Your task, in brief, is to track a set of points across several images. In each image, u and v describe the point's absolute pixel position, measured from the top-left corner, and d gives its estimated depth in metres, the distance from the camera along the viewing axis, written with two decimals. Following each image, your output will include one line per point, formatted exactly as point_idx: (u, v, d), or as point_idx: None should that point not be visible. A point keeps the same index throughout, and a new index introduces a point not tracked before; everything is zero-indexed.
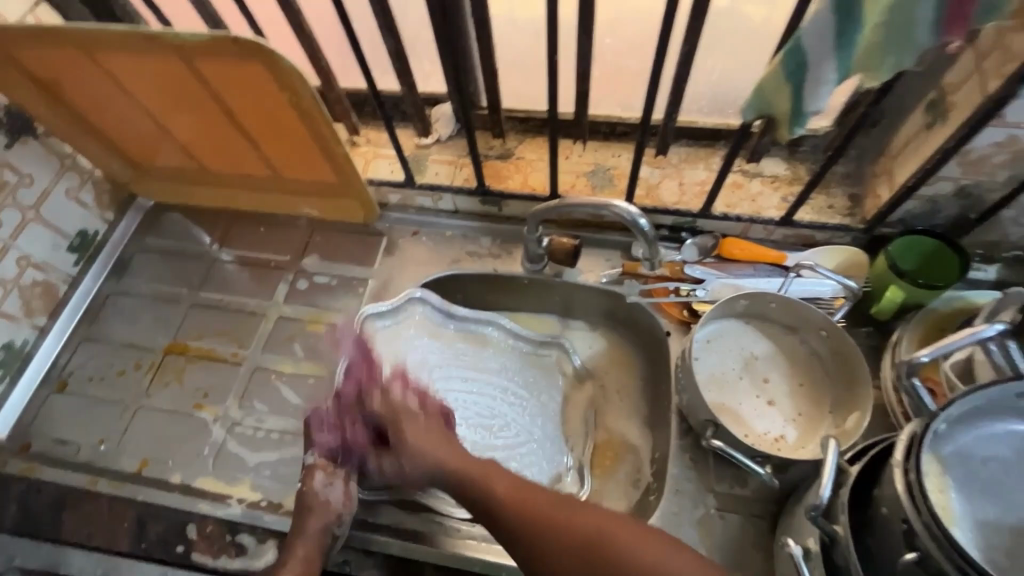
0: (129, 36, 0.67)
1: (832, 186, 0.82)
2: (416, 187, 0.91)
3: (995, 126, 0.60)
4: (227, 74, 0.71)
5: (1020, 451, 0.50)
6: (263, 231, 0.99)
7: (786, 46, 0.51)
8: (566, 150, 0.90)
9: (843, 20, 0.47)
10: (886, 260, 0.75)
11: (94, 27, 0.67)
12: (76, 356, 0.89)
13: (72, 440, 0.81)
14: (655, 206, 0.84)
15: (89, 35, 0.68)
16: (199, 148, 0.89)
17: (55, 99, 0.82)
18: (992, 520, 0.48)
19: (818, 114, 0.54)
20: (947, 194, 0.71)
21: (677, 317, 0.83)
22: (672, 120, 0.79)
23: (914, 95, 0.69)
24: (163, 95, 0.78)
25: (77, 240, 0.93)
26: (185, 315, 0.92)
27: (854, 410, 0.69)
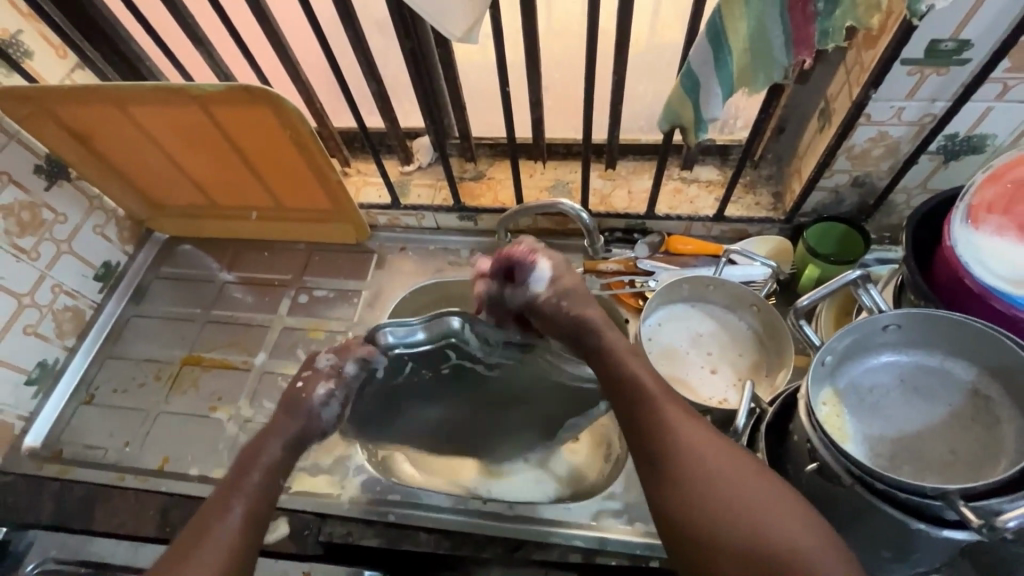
0: (157, 90, 0.81)
1: (757, 186, 0.96)
2: (401, 208, 1.04)
3: (867, 125, 0.74)
4: (238, 117, 0.84)
5: (897, 376, 0.61)
6: (267, 255, 1.11)
7: (682, 71, 0.65)
8: (530, 169, 1.04)
9: (719, 49, 0.61)
10: (804, 245, 0.87)
11: (126, 85, 0.81)
12: (101, 371, 0.99)
13: (100, 445, 0.91)
14: (607, 211, 0.98)
15: (122, 91, 0.82)
16: (211, 184, 1.02)
17: (87, 147, 0.96)
18: (877, 434, 0.59)
19: (715, 122, 0.68)
20: (846, 184, 0.84)
21: (634, 306, 0.95)
22: (615, 137, 0.93)
23: (808, 106, 0.84)
24: (182, 139, 0.92)
25: (102, 270, 1.05)
26: (199, 330, 1.03)
27: (782, 369, 0.81)
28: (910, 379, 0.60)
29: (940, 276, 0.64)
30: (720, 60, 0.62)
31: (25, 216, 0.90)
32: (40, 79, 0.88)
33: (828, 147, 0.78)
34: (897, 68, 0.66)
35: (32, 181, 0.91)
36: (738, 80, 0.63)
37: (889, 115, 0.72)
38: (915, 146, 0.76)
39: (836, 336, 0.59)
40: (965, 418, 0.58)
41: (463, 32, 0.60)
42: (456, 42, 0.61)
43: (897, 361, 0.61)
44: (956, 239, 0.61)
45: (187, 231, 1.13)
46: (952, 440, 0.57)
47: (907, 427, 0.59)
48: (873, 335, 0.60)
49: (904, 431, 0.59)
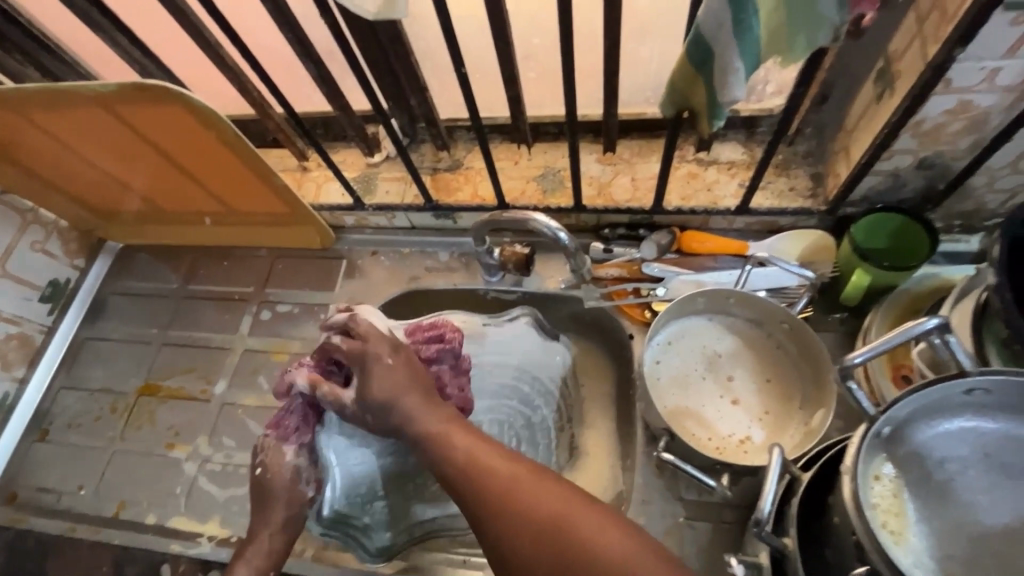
0: (53, 91, 0.67)
1: (792, 167, 0.78)
2: (366, 209, 0.89)
3: (944, 93, 0.55)
4: (154, 119, 0.71)
5: (981, 450, 0.45)
6: (227, 264, 0.99)
7: (689, 38, 0.47)
8: (514, 156, 0.87)
9: (737, 5, 0.43)
10: (851, 244, 0.70)
11: (15, 88, 0.68)
12: (56, 404, 0.92)
13: (54, 488, 0.84)
14: (607, 205, 0.81)
15: (17, 94, 0.69)
16: (151, 190, 0.90)
17: (6, 158, 0.84)
18: (951, 528, 0.44)
19: (735, 106, 0.50)
20: (908, 167, 0.65)
21: (641, 319, 0.80)
22: (613, 116, 0.76)
23: (862, 65, 0.64)
24: (104, 144, 0.79)
25: (49, 290, 0.95)
26: (156, 354, 0.93)
27: (822, 405, 0.66)
28: (997, 452, 0.45)
29: None
30: (741, 22, 0.44)
31: None
32: None
33: (888, 125, 0.59)
34: (995, 17, 0.47)
35: None
36: (766, 48, 0.45)
37: (977, 80, 0.54)
38: (1008, 118, 0.57)
39: (898, 401, 0.44)
40: None
41: (380, 7, 0.44)
42: (373, 20, 0.45)
43: (979, 427, 0.45)
44: None
45: (140, 238, 1.02)
46: None
47: (991, 520, 0.44)
48: (951, 395, 0.44)
49: (986, 525, 0.44)
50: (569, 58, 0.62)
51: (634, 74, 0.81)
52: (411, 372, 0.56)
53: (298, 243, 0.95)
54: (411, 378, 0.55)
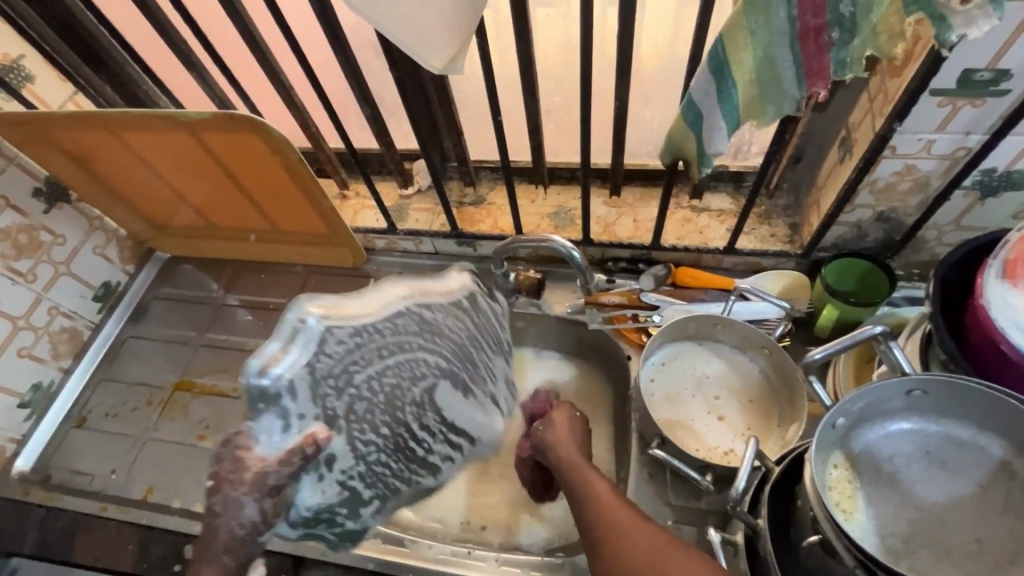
0: (150, 116, 0.80)
1: (774, 217, 0.89)
2: (397, 233, 1.01)
3: (891, 158, 0.67)
4: (230, 144, 0.83)
5: (921, 446, 0.54)
6: (264, 277, 1.09)
7: (683, 102, 0.60)
8: (532, 196, 0.99)
9: (721, 81, 0.55)
10: (822, 283, 0.81)
11: (120, 111, 0.80)
12: (96, 394, 0.99)
13: (88, 471, 0.90)
14: (611, 240, 0.93)
15: (118, 117, 0.81)
16: (208, 207, 1.01)
17: (87, 172, 0.95)
18: (893, 510, 0.52)
19: (720, 156, 0.62)
20: (869, 219, 0.77)
21: (637, 342, 0.89)
22: (620, 164, 0.89)
23: (829, 133, 0.77)
24: (178, 163, 0.91)
25: (101, 291, 1.04)
26: (193, 354, 1.01)
27: (796, 421, 0.75)
28: (936, 450, 0.53)
29: (975, 334, 0.56)
30: (724, 91, 0.56)
31: (23, 239, 0.90)
32: (39, 101, 0.89)
33: (848, 182, 0.71)
34: (925, 99, 0.60)
35: (31, 204, 0.91)
36: (745, 112, 0.57)
37: (917, 148, 0.66)
38: (946, 181, 0.69)
39: (849, 396, 0.53)
40: (997, 500, 0.51)
41: (444, 64, 0.56)
42: (436, 73, 0.57)
43: (922, 429, 0.54)
44: (988, 294, 0.55)
45: (186, 250, 1.11)
46: (979, 524, 0.50)
47: (926, 505, 0.52)
48: (894, 398, 0.53)
49: (924, 509, 0.52)
50: (586, 113, 0.75)
51: (638, 132, 0.94)
52: (570, 424, 0.74)
53: (331, 262, 1.05)
54: (564, 430, 0.73)
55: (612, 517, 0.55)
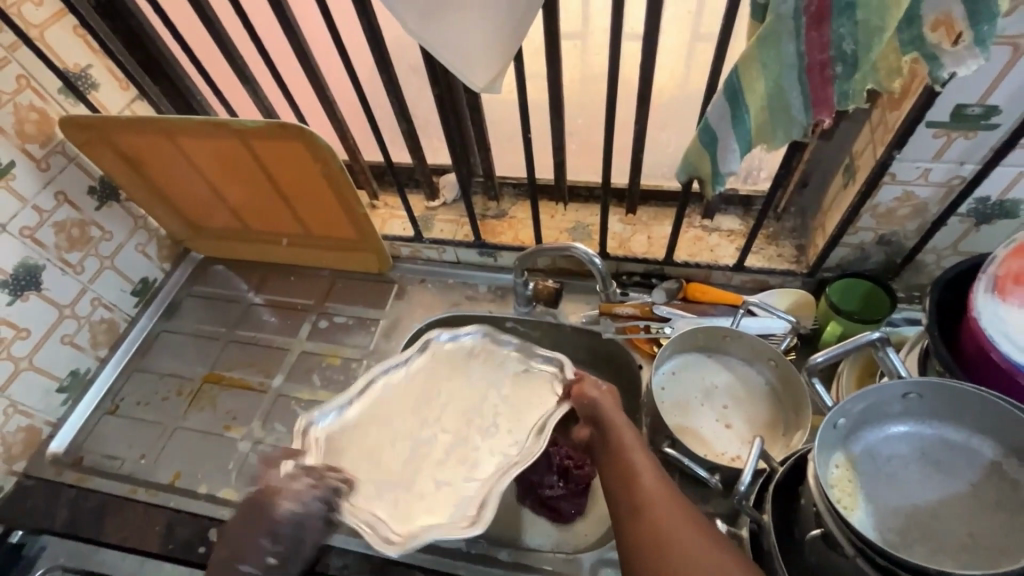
0: (209, 123, 0.87)
1: (781, 238, 0.95)
2: (423, 241, 1.06)
3: (891, 184, 0.73)
4: (277, 152, 0.90)
5: (917, 448, 0.58)
6: (293, 279, 1.15)
7: (699, 126, 0.66)
8: (552, 211, 1.05)
9: (734, 108, 0.61)
10: (826, 301, 0.85)
11: (179, 118, 0.88)
12: (128, 383, 1.04)
13: (119, 455, 0.95)
14: (626, 255, 0.98)
15: (180, 123, 0.89)
16: (246, 211, 1.08)
17: (138, 174, 1.02)
18: (891, 507, 0.56)
19: (732, 176, 0.67)
20: (871, 242, 0.82)
21: (649, 352, 0.94)
22: (637, 184, 0.95)
23: (834, 160, 0.83)
24: (225, 168, 0.97)
25: (139, 286, 1.10)
26: (223, 349, 1.06)
27: (800, 429, 0.78)
28: (931, 452, 0.57)
29: (969, 345, 0.61)
30: (738, 117, 0.62)
31: (75, 233, 0.97)
32: (102, 108, 0.97)
33: (852, 205, 0.76)
34: (921, 130, 0.66)
35: (85, 201, 0.98)
36: (756, 136, 0.63)
37: (915, 175, 0.71)
38: (942, 208, 0.74)
39: (850, 398, 0.57)
40: (988, 499, 0.54)
41: (486, 84, 0.62)
42: (478, 92, 0.63)
43: (919, 432, 0.58)
44: (979, 308, 0.59)
45: (220, 252, 1.17)
46: (973, 522, 0.54)
47: (923, 504, 0.56)
48: (892, 402, 0.57)
49: (919, 507, 0.55)
50: (608, 134, 0.81)
51: (654, 155, 1.00)
52: None
53: (358, 268, 1.11)
54: None
55: (645, 510, 0.56)
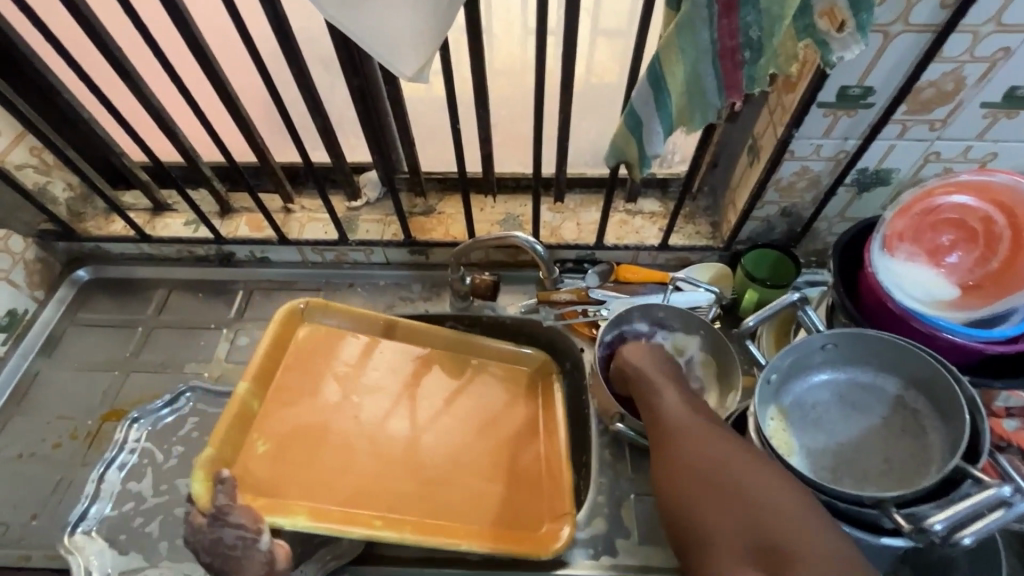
0: (268, 410, 0.77)
1: (697, 216, 1.01)
2: (349, 244, 1.01)
3: (790, 160, 0.81)
4: (297, 378, 0.81)
5: (836, 393, 0.65)
6: (202, 297, 1.03)
7: (626, 111, 0.68)
8: (480, 203, 1.04)
9: (658, 91, 0.64)
10: (742, 271, 0.92)
11: (424, 493, 0.77)
12: (5, 433, 0.88)
13: (2, 520, 0.80)
14: (558, 243, 1.00)
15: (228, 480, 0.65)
16: (405, 469, 0.79)
17: (320, 525, 0.68)
18: (820, 447, 0.62)
19: (658, 158, 0.71)
20: (775, 215, 0.91)
21: (588, 335, 0.96)
22: (564, 174, 0.96)
23: (739, 140, 0.90)
24: (218, 446, 0.70)
25: (6, 319, 0.93)
26: (124, 381, 0.93)
27: (729, 388, 0.85)
28: (847, 395, 0.65)
29: (867, 300, 0.69)
30: (661, 101, 0.65)
31: None
32: None
33: (759, 181, 0.84)
34: (814, 111, 0.74)
35: None
36: (677, 119, 0.66)
37: (810, 152, 0.80)
38: (833, 179, 0.83)
39: (779, 355, 0.63)
40: (896, 427, 0.62)
41: (414, 72, 0.59)
42: (406, 82, 0.60)
43: (836, 378, 0.66)
44: (875, 264, 0.68)
45: (108, 254, 1.04)
46: (885, 450, 0.61)
47: (844, 441, 0.63)
48: (813, 354, 0.64)
49: (844, 444, 0.62)
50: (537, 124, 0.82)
51: (577, 144, 1.03)
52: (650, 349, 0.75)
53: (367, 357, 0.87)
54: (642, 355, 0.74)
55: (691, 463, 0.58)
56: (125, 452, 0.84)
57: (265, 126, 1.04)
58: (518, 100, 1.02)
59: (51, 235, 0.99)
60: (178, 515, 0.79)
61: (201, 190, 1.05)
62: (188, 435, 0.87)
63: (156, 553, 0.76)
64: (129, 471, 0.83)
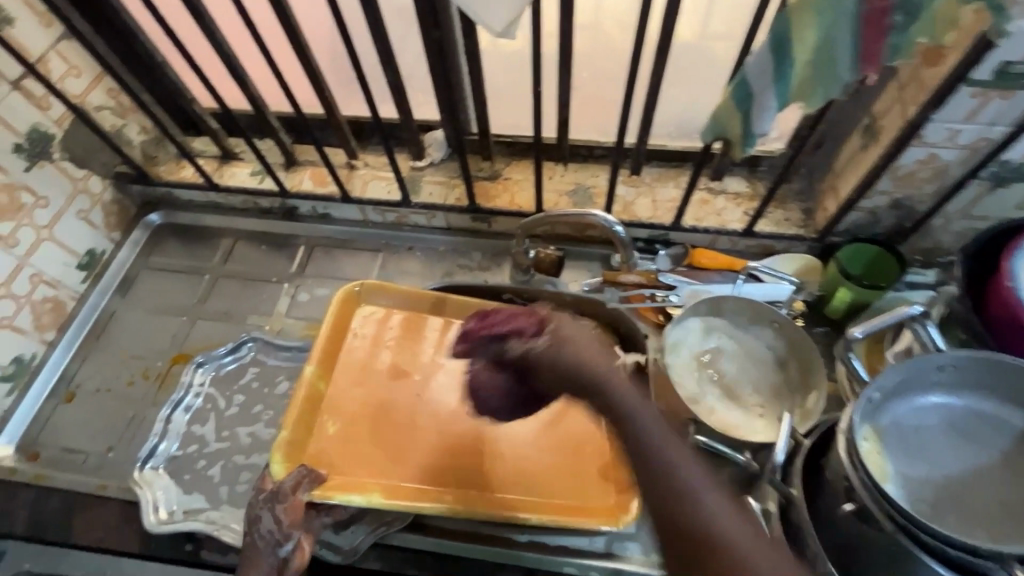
0: (333, 392, 0.80)
1: (788, 201, 0.92)
2: (411, 206, 0.98)
3: (917, 146, 0.70)
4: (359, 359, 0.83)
5: (947, 420, 0.58)
6: (265, 249, 1.03)
7: (735, 80, 0.60)
8: (550, 171, 0.98)
9: (779, 58, 0.56)
10: (836, 266, 0.83)
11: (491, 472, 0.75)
12: (85, 367, 0.92)
13: (82, 449, 0.85)
14: (631, 220, 0.93)
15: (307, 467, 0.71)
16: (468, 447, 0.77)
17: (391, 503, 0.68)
18: (923, 478, 0.56)
19: (764, 136, 0.62)
20: (884, 206, 0.80)
21: (654, 321, 0.89)
22: (644, 145, 0.88)
23: (853, 118, 0.79)
24: (292, 428, 0.74)
25: (86, 258, 0.97)
26: (192, 327, 0.96)
27: (811, 390, 0.78)
28: (959, 424, 0.58)
29: (997, 317, 0.62)
30: (781, 72, 0.57)
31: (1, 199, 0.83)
32: (19, 47, 0.81)
33: (874, 168, 0.74)
34: (960, 90, 0.63)
35: (9, 160, 0.83)
36: (795, 93, 0.57)
37: (943, 138, 0.69)
38: (964, 170, 0.72)
39: (887, 371, 0.56)
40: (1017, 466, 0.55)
41: (504, 27, 0.53)
42: (495, 37, 0.54)
43: (948, 404, 0.58)
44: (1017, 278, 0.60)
45: (179, 199, 1.05)
46: (1001, 490, 0.54)
47: (951, 475, 0.56)
48: (927, 374, 0.57)
49: (952, 478, 0.56)
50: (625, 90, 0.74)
51: (661, 112, 0.94)
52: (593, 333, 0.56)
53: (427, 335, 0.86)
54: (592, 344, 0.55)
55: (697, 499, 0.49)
56: (191, 396, 0.87)
57: (334, 77, 1.00)
58: (601, 60, 0.93)
59: (126, 178, 1.00)
60: (238, 464, 0.82)
61: (268, 141, 1.04)
62: (248, 385, 0.89)
63: (217, 498, 0.79)
64: (193, 414, 0.86)
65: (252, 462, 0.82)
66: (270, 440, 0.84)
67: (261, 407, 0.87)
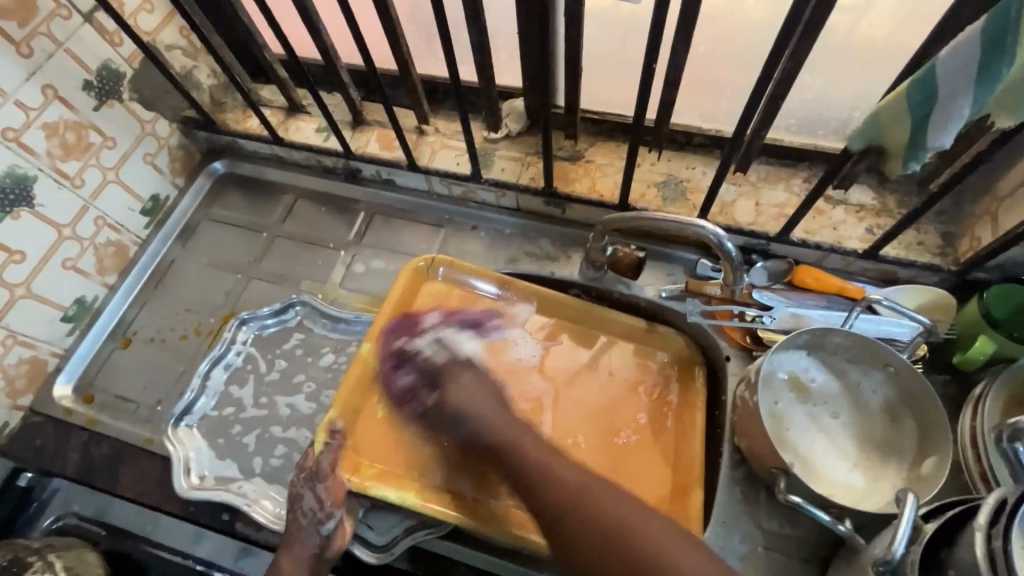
0: None
1: (924, 222, 0.77)
2: (481, 181, 0.89)
3: None
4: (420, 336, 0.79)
5: None
6: (324, 211, 0.98)
7: (917, 75, 0.46)
8: (639, 157, 0.87)
9: (990, 52, 0.42)
10: (979, 308, 0.69)
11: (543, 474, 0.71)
12: (141, 314, 0.92)
13: (133, 398, 0.86)
14: (729, 225, 0.81)
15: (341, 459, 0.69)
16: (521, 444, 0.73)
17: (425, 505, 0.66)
18: None
19: (939, 151, 0.49)
20: None
21: (739, 342, 0.77)
22: (760, 138, 0.74)
23: None
24: (339, 408, 0.71)
25: (149, 204, 0.95)
26: (246, 286, 0.93)
27: (928, 455, 0.66)
28: None
29: None
30: (986, 73, 0.43)
31: (71, 138, 0.80)
32: None
33: None
34: None
35: (80, 98, 0.80)
36: (998, 101, 0.44)
37: None
38: None
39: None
40: None
41: None
42: None
43: None
44: None
45: (243, 150, 1.01)
46: None
47: None
48: None
49: None
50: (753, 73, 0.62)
51: None
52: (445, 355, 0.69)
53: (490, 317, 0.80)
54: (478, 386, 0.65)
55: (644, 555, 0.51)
56: (233, 356, 0.85)
57: None
58: None
59: (193, 124, 0.97)
60: (279, 437, 0.80)
61: (336, 95, 0.97)
62: (294, 353, 0.86)
63: (254, 471, 0.77)
64: (239, 379, 0.84)
65: (292, 438, 0.79)
66: (313, 417, 0.81)
67: (306, 380, 0.84)
